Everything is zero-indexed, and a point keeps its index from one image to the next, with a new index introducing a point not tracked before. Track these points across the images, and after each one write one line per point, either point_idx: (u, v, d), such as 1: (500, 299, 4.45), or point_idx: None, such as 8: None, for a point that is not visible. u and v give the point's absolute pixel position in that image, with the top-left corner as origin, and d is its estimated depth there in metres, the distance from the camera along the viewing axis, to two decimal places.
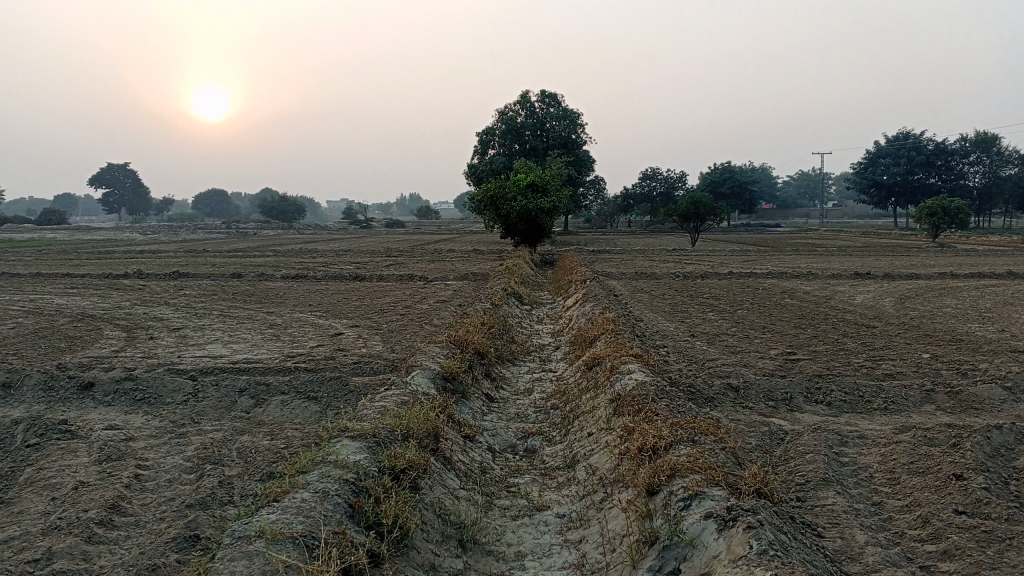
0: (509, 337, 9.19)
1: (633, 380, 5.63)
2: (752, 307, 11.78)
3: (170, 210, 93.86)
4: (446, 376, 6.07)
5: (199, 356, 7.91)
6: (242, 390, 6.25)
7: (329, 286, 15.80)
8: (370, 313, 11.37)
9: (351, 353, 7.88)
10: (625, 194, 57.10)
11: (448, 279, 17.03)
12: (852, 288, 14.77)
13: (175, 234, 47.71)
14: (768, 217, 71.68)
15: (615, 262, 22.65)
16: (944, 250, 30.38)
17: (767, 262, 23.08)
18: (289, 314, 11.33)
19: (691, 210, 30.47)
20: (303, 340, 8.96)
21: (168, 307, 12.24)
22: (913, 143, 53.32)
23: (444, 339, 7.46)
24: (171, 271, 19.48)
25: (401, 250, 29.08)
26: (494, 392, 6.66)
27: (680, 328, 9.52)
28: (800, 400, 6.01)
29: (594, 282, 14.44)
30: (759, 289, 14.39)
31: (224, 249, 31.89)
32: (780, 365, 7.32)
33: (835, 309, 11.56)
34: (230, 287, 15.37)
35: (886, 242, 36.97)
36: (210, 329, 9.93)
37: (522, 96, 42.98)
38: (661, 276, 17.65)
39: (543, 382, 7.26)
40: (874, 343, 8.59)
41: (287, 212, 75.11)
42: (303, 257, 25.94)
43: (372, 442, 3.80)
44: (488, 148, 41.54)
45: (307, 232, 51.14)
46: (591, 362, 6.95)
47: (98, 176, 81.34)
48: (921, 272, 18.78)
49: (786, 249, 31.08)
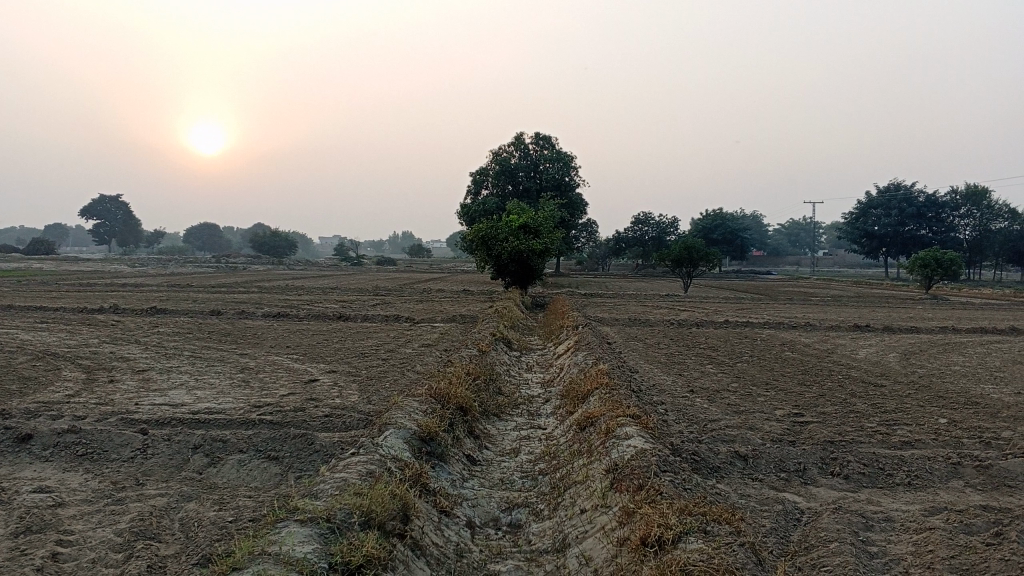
0: (496, 388, 8.59)
1: (631, 447, 5.06)
2: (752, 360, 11.21)
3: (161, 242, 93.12)
4: (422, 436, 5.46)
5: (156, 404, 7.28)
6: (196, 447, 5.63)
7: (310, 326, 15.19)
8: (350, 358, 10.76)
9: (323, 403, 7.27)
10: (618, 237, 56.80)
11: (436, 322, 16.46)
12: (853, 341, 14.24)
13: (161, 268, 46.99)
14: (760, 264, 71.70)
15: (607, 307, 22.13)
16: (940, 303, 30.01)
17: (762, 311, 22.61)
18: (264, 357, 10.71)
19: (684, 255, 30.07)
20: (273, 386, 8.34)
21: (137, 346, 11.60)
22: (904, 195, 53.38)
23: (425, 392, 6.87)
24: (150, 307, 18.81)
25: (389, 289, 28.52)
26: (476, 453, 6.06)
27: (678, 382, 8.96)
28: (814, 472, 5.43)
29: (586, 329, 13.88)
30: (757, 341, 13.87)
31: (209, 284, 31.26)
32: (787, 429, 6.75)
33: (839, 364, 11.00)
34: (207, 326, 14.73)
35: (879, 292, 36.63)
36: (177, 372, 9.29)
37: (516, 137, 42.84)
38: (656, 323, 17.13)
39: (530, 442, 6.64)
40: (886, 405, 8.03)
41: (279, 249, 74.60)
42: (289, 294, 25.33)
43: (324, 530, 3.21)
44: (481, 189, 41.22)
45: (297, 269, 50.48)
46: (583, 422, 6.36)
47: (88, 207, 80.62)
48: (921, 326, 18.26)
49: (781, 298, 30.66)
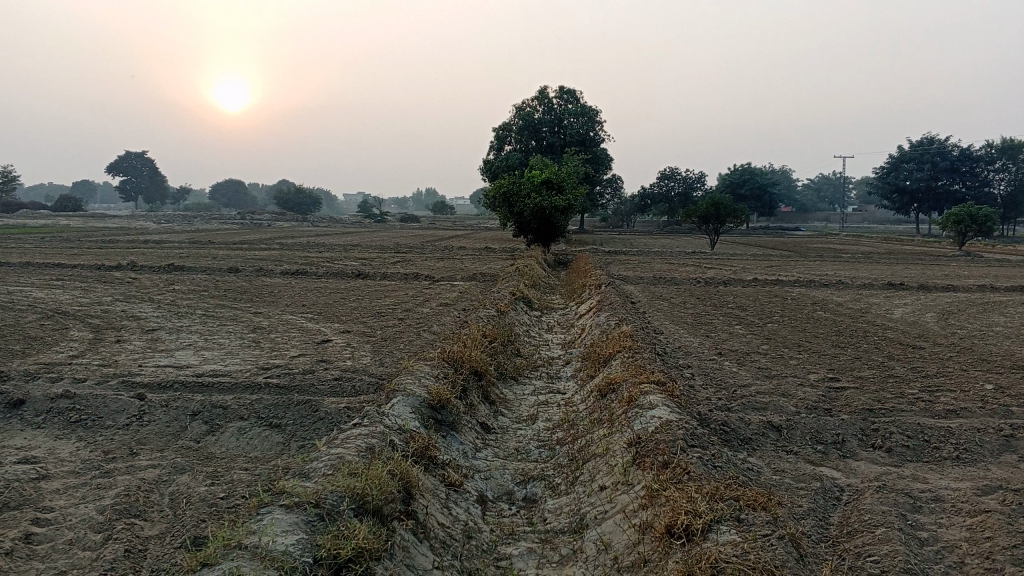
0: (514, 350, 8.24)
1: (655, 417, 4.69)
2: (782, 320, 10.77)
3: (187, 200, 93.45)
4: (432, 404, 5.12)
5: (161, 366, 7.00)
6: (195, 413, 5.34)
7: (328, 283, 14.92)
8: (365, 317, 10.45)
9: (333, 366, 6.96)
10: (643, 193, 55.96)
11: (456, 279, 16.11)
12: (887, 300, 13.71)
13: (187, 224, 46.99)
14: (788, 220, 70.61)
15: (632, 265, 21.67)
16: (975, 260, 29.17)
17: (791, 268, 22.03)
18: (277, 316, 10.43)
19: (710, 212, 29.38)
20: (284, 347, 8.06)
21: (150, 304, 11.36)
22: (938, 149, 51.90)
23: (438, 355, 6.53)
24: (168, 263, 18.62)
25: (411, 246, 28.22)
26: (491, 421, 5.72)
27: (705, 344, 8.56)
28: (853, 444, 5.04)
29: (610, 287, 13.46)
30: (786, 299, 13.39)
31: (231, 241, 31.08)
32: (822, 396, 6.36)
33: (873, 325, 10.54)
34: (224, 283, 14.49)
35: (911, 248, 35.75)
36: (187, 331, 9.04)
37: (540, 91, 42.04)
38: (681, 281, 16.68)
39: (549, 408, 6.30)
40: (927, 369, 7.59)
41: (303, 205, 74.49)
42: (309, 251, 25.12)
43: (311, 518, 2.89)
44: (504, 144, 40.58)
45: (320, 225, 50.35)
46: (605, 387, 5.98)
47: (114, 163, 80.77)
48: (957, 284, 17.62)
49: (810, 255, 29.98)
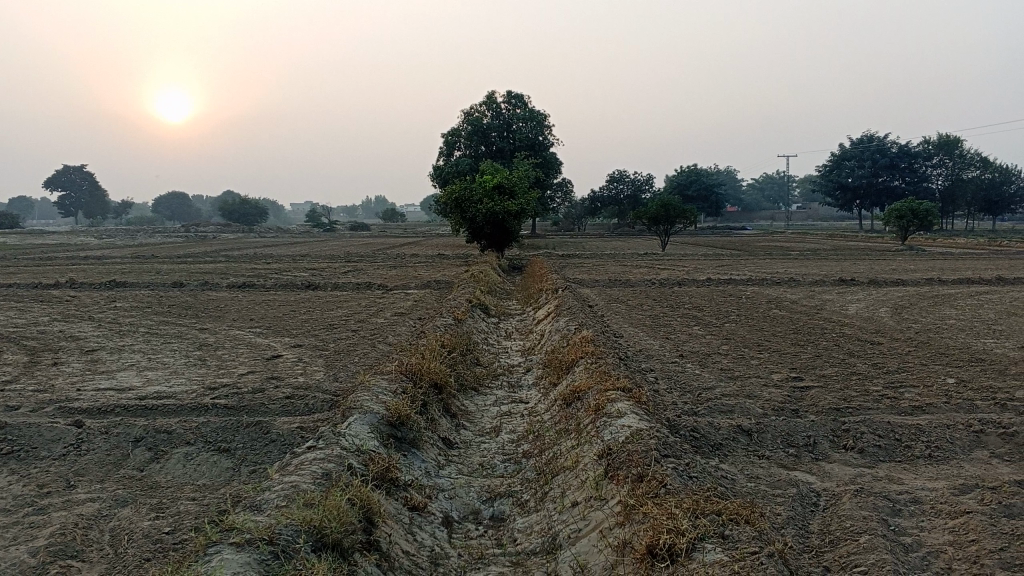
0: (473, 359, 8.02)
1: (625, 427, 4.51)
2: (740, 319, 10.73)
3: (129, 213, 91.23)
4: (391, 421, 4.88)
5: (101, 389, 6.62)
6: (137, 440, 5.01)
7: (277, 296, 14.52)
8: (317, 330, 10.12)
9: (285, 384, 6.65)
10: (593, 196, 56.15)
11: (409, 288, 15.82)
12: (840, 296, 13.81)
13: (130, 239, 45.75)
14: (735, 219, 71.53)
15: (586, 268, 21.58)
16: (918, 254, 29.76)
17: (742, 267, 22.18)
18: (224, 331, 10.04)
19: (661, 213, 29.52)
20: (233, 365, 7.71)
21: (90, 323, 10.87)
22: (877, 146, 53.03)
23: (394, 368, 6.27)
24: (109, 279, 17.95)
25: (361, 255, 27.78)
26: (453, 435, 5.49)
27: (666, 346, 8.44)
28: (825, 446, 4.93)
29: (566, 291, 13.32)
30: (742, 298, 13.39)
31: (174, 254, 30.29)
32: (788, 396, 6.27)
33: (830, 322, 10.54)
34: (168, 299, 13.99)
35: (856, 244, 36.42)
36: (130, 351, 8.62)
37: (488, 96, 41.87)
38: (636, 283, 16.62)
39: (512, 419, 6.09)
40: (888, 365, 7.57)
41: (249, 216, 73.24)
42: (257, 262, 24.56)
43: (266, 556, 2.65)
44: (453, 150, 40.31)
45: (267, 236, 49.37)
46: (570, 396, 5.80)
47: (52, 177, 78.41)
48: (906, 278, 17.88)
49: (760, 252, 30.30)
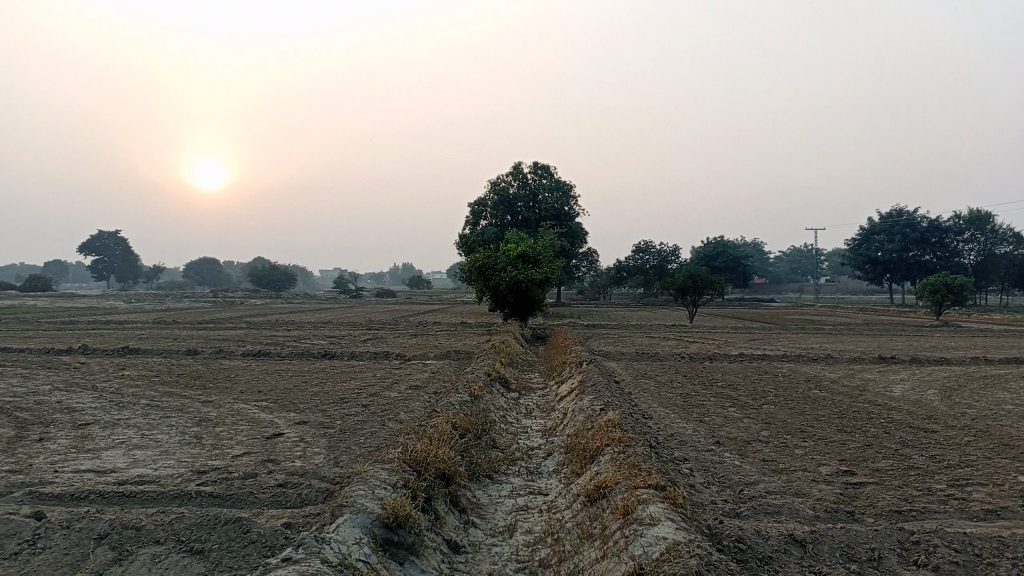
0: (489, 441, 7.39)
1: (659, 540, 3.85)
2: (778, 401, 10.01)
3: (159, 277, 92.22)
4: (388, 524, 4.26)
5: (80, 472, 6.04)
6: (101, 538, 4.40)
7: (291, 365, 14.03)
8: (326, 405, 9.53)
9: (279, 470, 6.05)
10: (619, 266, 55.74)
11: (428, 359, 15.26)
12: (881, 375, 13.03)
13: (156, 302, 45.97)
14: (763, 292, 70.79)
15: (611, 340, 20.93)
16: (959, 330, 28.72)
17: (774, 341, 21.43)
18: (228, 405, 9.48)
19: (688, 284, 28.89)
20: (229, 444, 7.13)
21: (90, 393, 10.35)
22: (907, 220, 52.35)
23: (399, 455, 5.65)
24: (123, 346, 17.54)
25: (383, 323, 27.35)
26: (460, 536, 4.83)
27: (700, 430, 7.76)
28: (891, 562, 4.20)
29: (592, 365, 12.67)
30: (777, 376, 12.66)
31: (196, 320, 30.02)
32: (840, 496, 5.56)
33: (875, 405, 9.79)
34: (179, 368, 13.48)
35: (889, 319, 35.43)
36: (122, 425, 8.08)
37: (515, 167, 42.02)
38: (665, 357, 15.94)
39: (529, 515, 5.42)
40: (948, 459, 6.80)
41: (277, 281, 73.39)
42: (278, 329, 24.14)
43: None
44: (480, 219, 40.23)
45: (293, 302, 49.24)
46: (595, 493, 5.13)
47: (87, 243, 79.59)
48: (948, 356, 17.02)
49: (792, 326, 29.50)
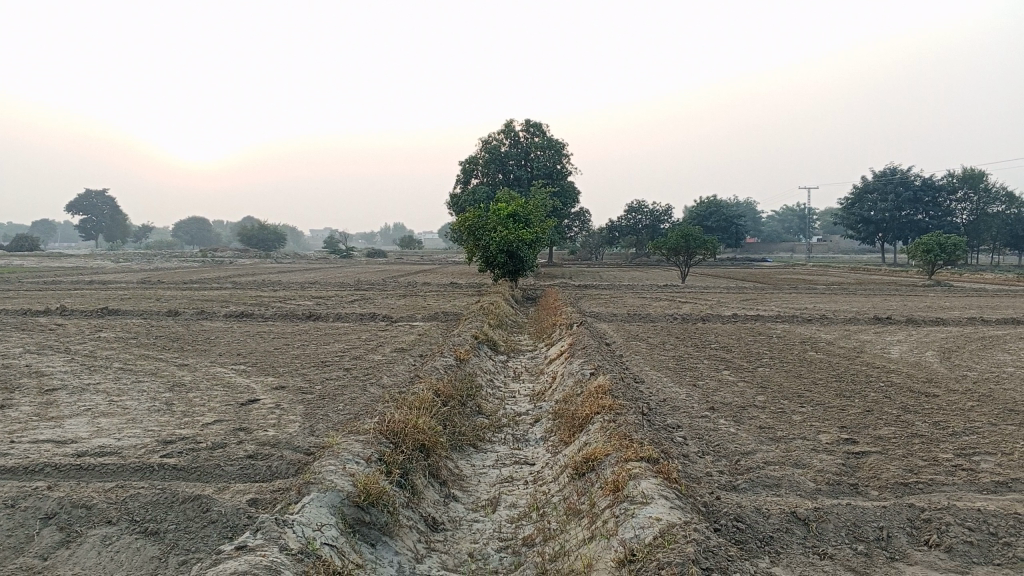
0: (473, 407, 7.07)
1: (652, 523, 3.54)
2: (775, 363, 9.71)
3: (147, 237, 91.37)
4: (359, 503, 3.93)
5: (37, 442, 5.67)
6: (48, 517, 4.05)
7: (274, 327, 13.65)
8: (306, 369, 9.17)
9: (250, 440, 5.71)
10: (611, 226, 55.37)
11: (415, 320, 14.91)
12: (878, 337, 12.72)
13: (143, 263, 45.31)
14: (755, 251, 70.62)
15: (604, 300, 20.59)
16: (954, 290, 28.50)
17: (767, 301, 21.12)
18: (205, 369, 9.12)
19: (680, 244, 28.50)
20: (200, 412, 6.77)
21: (63, 357, 9.96)
22: (900, 178, 51.87)
23: (375, 425, 5.30)
24: (103, 307, 17.10)
25: (372, 283, 26.92)
26: (439, 512, 4.52)
27: (694, 396, 7.44)
28: (902, 542, 3.90)
29: (583, 327, 12.33)
30: (772, 338, 12.34)
31: (181, 280, 29.53)
32: (843, 467, 5.25)
33: (874, 368, 9.48)
34: (159, 329, 13.07)
35: (881, 279, 35.19)
36: (91, 391, 7.72)
37: (507, 125, 41.33)
38: (658, 318, 15.61)
39: (514, 488, 5.11)
40: (953, 425, 6.50)
41: (267, 241, 72.71)
42: (264, 290, 23.70)
43: None
44: (470, 178, 39.61)
45: (282, 262, 48.70)
46: (583, 466, 4.81)
47: (75, 202, 78.64)
48: (944, 316, 16.74)
49: (785, 286, 29.21)
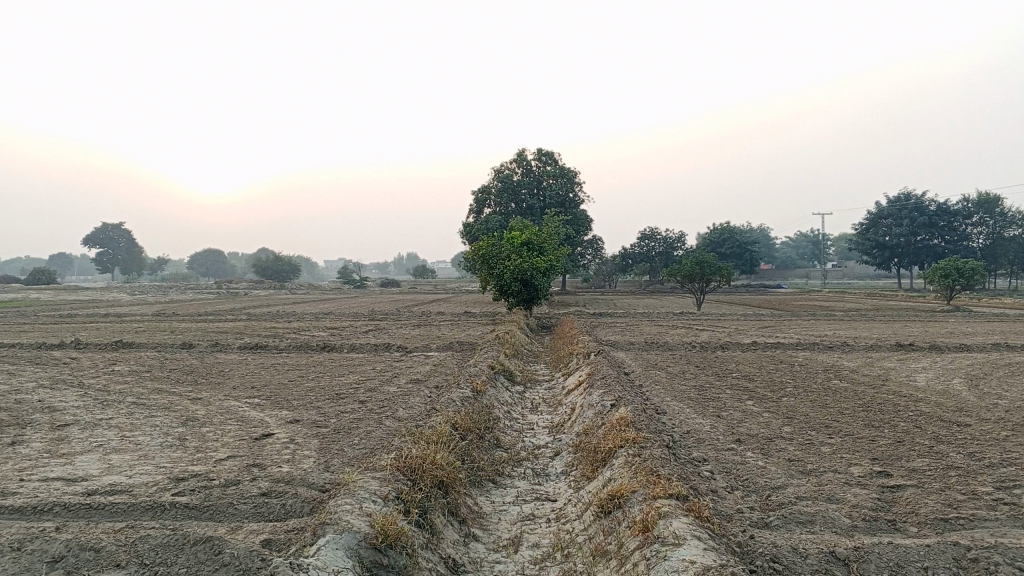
0: (492, 441, 6.90)
1: (687, 565, 3.36)
2: (798, 392, 9.50)
3: (163, 269, 91.93)
4: (377, 545, 3.77)
5: (47, 480, 5.54)
6: (54, 561, 3.90)
7: (288, 359, 13.54)
8: (321, 401, 9.04)
9: (264, 476, 5.56)
10: (624, 253, 55.25)
11: (430, 350, 14.77)
12: (902, 364, 12.48)
13: (159, 295, 45.45)
14: (770, 278, 70.25)
15: (620, 329, 20.40)
16: (974, 315, 28.16)
17: (785, 328, 20.85)
18: (218, 402, 9.01)
19: (695, 271, 28.29)
20: (213, 447, 6.63)
21: (76, 391, 9.87)
22: (915, 203, 51.55)
23: (392, 461, 5.15)
24: (117, 340, 17.05)
25: (386, 313, 26.83)
26: (459, 553, 4.34)
27: (717, 427, 7.25)
28: None
29: (601, 356, 12.15)
30: (794, 366, 12.12)
31: (195, 312, 29.52)
32: (879, 502, 5.04)
33: (901, 396, 9.25)
34: (173, 362, 12.98)
35: (899, 305, 34.82)
36: (104, 426, 7.60)
37: (519, 154, 41.45)
38: (675, 346, 15.42)
39: (536, 526, 4.93)
40: (989, 456, 6.28)
41: (282, 272, 72.95)
42: (278, 321, 23.64)
43: None
44: (483, 207, 39.64)
45: (296, 293, 48.77)
46: (609, 504, 4.63)
47: (92, 236, 79.34)
48: (967, 342, 16.46)
49: (802, 313, 28.91)
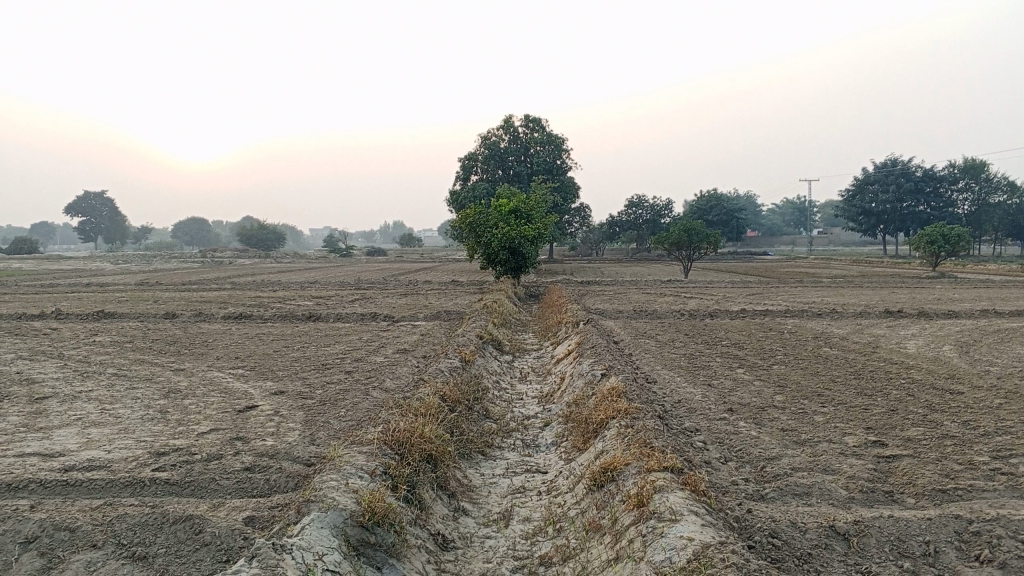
0: (481, 412, 6.78)
1: (683, 542, 3.25)
2: (790, 360, 9.41)
3: (147, 238, 91.01)
4: (363, 523, 3.64)
5: (23, 456, 5.38)
6: (28, 542, 3.75)
7: (273, 329, 13.35)
8: (307, 372, 8.89)
9: (248, 451, 5.42)
10: (611, 221, 55.09)
11: (418, 319, 14.62)
12: (892, 330, 12.42)
13: (143, 265, 44.94)
14: (757, 245, 70.27)
15: (608, 297, 20.30)
16: (960, 281, 28.21)
17: (773, 295, 20.80)
18: (202, 374, 8.84)
19: (683, 238, 28.15)
20: (196, 420, 6.48)
21: (56, 363, 9.67)
22: (901, 169, 51.46)
23: (378, 435, 5.00)
24: (99, 310, 16.79)
25: (373, 282, 26.62)
26: (448, 529, 4.22)
27: (710, 396, 7.15)
28: (951, 558, 3.61)
29: (590, 325, 12.03)
30: (783, 334, 12.05)
31: (180, 281, 29.18)
32: (876, 473, 4.95)
33: (892, 364, 9.18)
34: (156, 332, 12.77)
35: (886, 271, 34.84)
36: (83, 399, 7.43)
37: (505, 121, 41.04)
38: (664, 314, 15.33)
39: (527, 499, 4.81)
40: (984, 425, 6.21)
41: (268, 241, 72.37)
42: (264, 290, 23.38)
43: None
44: (470, 175, 39.28)
45: (283, 262, 48.34)
46: (601, 477, 4.51)
47: (74, 205, 78.36)
48: (955, 309, 16.43)
49: (790, 279, 28.90)
